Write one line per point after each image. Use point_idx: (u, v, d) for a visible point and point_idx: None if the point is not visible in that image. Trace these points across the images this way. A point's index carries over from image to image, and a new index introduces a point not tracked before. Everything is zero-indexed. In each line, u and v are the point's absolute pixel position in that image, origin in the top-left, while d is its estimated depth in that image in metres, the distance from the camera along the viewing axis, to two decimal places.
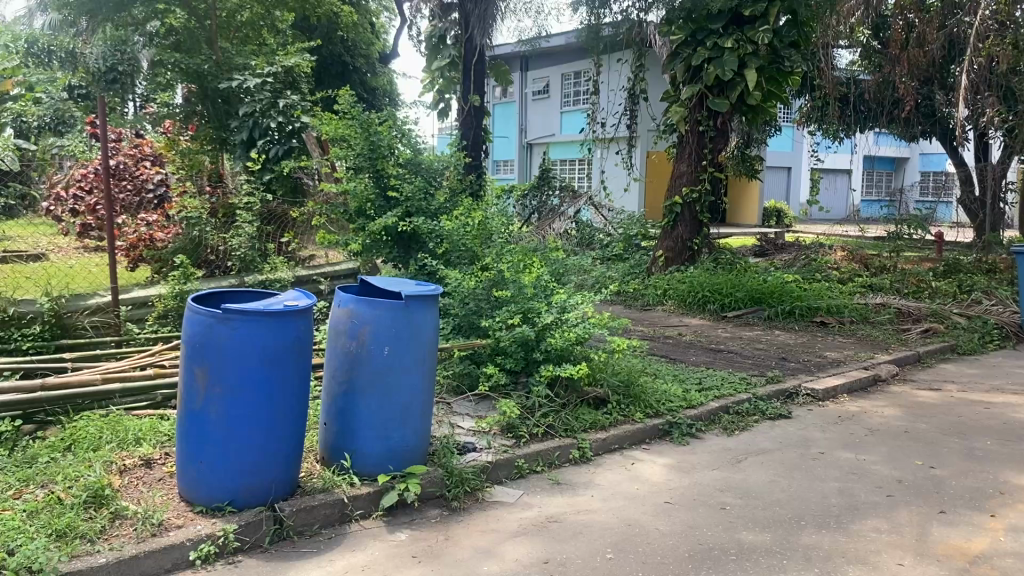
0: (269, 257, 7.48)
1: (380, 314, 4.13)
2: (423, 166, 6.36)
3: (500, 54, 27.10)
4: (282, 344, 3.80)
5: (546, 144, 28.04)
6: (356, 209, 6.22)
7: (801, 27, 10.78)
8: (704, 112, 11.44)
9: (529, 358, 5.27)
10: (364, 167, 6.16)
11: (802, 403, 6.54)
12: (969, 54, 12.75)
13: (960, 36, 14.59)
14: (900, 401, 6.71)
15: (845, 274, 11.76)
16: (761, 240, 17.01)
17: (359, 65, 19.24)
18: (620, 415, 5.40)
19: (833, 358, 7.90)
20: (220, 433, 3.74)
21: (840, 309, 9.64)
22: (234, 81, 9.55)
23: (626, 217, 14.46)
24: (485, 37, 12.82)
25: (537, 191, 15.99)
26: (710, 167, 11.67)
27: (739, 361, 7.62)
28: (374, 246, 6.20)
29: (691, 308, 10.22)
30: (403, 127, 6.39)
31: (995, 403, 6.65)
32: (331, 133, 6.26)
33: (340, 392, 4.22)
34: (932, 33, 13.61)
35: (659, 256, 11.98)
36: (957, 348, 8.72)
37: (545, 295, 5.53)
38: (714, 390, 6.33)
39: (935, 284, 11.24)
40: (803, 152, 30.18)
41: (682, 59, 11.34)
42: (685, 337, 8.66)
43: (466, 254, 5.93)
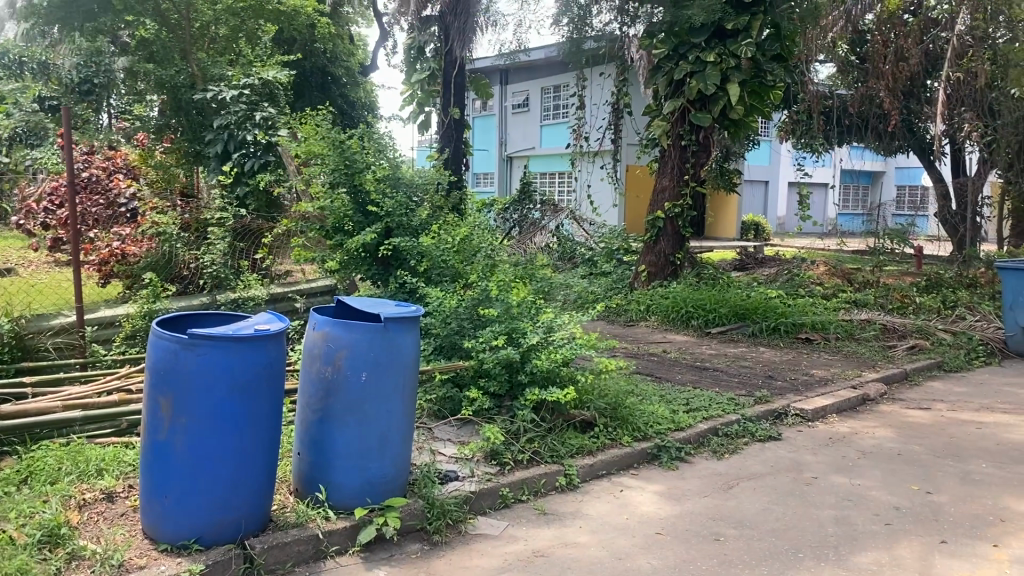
0: (243, 274, 7.23)
1: (357, 338, 3.91)
2: (403, 181, 6.15)
3: (480, 67, 27.01)
4: (252, 371, 3.58)
5: (525, 157, 27.93)
6: (333, 224, 5.99)
7: (783, 40, 10.71)
8: (686, 126, 11.35)
9: (515, 380, 5.06)
10: (341, 182, 5.93)
11: (791, 424, 6.38)
12: (948, 69, 12.74)
13: (938, 51, 14.59)
14: (890, 421, 6.58)
15: (828, 289, 11.67)
16: (742, 254, 16.93)
17: (338, 77, 19.06)
18: (607, 439, 5.21)
19: (820, 376, 7.77)
20: (186, 466, 3.51)
21: (825, 325, 9.52)
22: (209, 93, 9.30)
23: (608, 231, 14.32)
24: (465, 50, 12.68)
25: (518, 205, 15.84)
26: (693, 181, 11.53)
27: (726, 380, 7.45)
28: (352, 263, 5.98)
29: (676, 324, 10.07)
30: (381, 140, 6.18)
31: (986, 422, 6.55)
32: (307, 146, 6.03)
33: (314, 420, 4.01)
34: (912, 48, 13.59)
35: (642, 271, 11.79)
36: (943, 365, 8.64)
37: (531, 315, 5.32)
38: (702, 411, 6.16)
39: (919, 300, 11.17)
40: (781, 166, 30.29)
41: (664, 73, 11.23)
42: (670, 354, 8.50)
43: (448, 272, 5.70)
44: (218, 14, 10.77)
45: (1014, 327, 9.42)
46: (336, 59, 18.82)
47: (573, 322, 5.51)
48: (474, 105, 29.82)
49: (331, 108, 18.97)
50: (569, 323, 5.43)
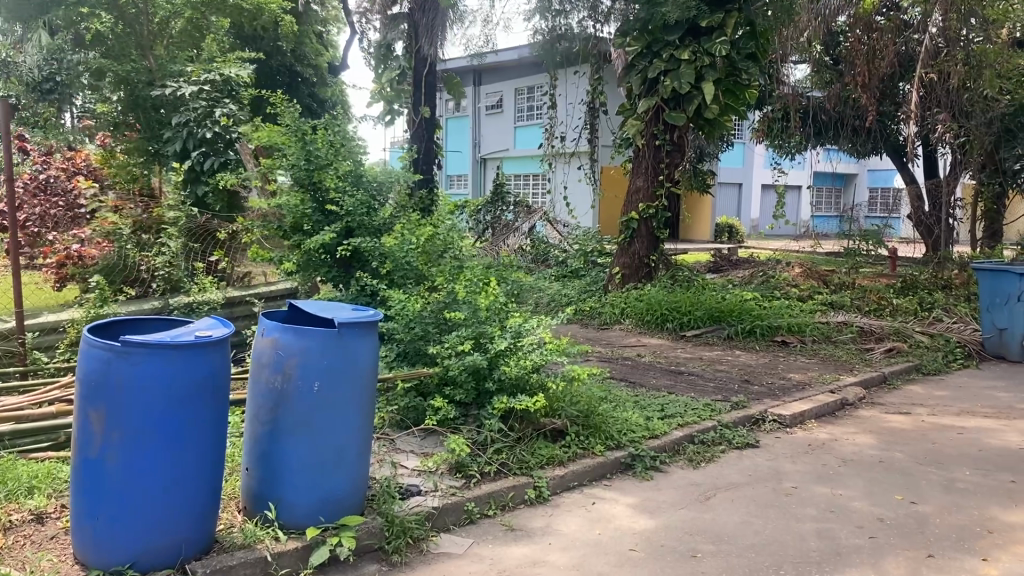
0: (198, 277, 6.94)
1: (309, 345, 3.65)
2: (367, 178, 5.86)
3: (453, 68, 26.75)
4: (192, 382, 3.30)
5: (499, 159, 27.70)
6: (291, 223, 5.69)
7: (758, 39, 10.58)
8: (660, 125, 11.14)
9: (482, 389, 4.80)
10: (300, 180, 5.64)
11: (768, 430, 6.18)
12: (921, 70, 12.66)
13: (911, 52, 14.53)
14: (870, 427, 6.40)
15: (804, 291, 11.52)
16: (716, 256, 16.78)
17: (307, 76, 18.73)
18: (579, 448, 4.96)
19: (797, 380, 7.57)
20: (119, 486, 3.22)
21: (801, 327, 9.35)
22: (168, 90, 8.98)
23: (581, 233, 14.10)
24: (434, 48, 12.42)
25: (491, 206, 15.61)
26: (668, 182, 11.32)
27: (701, 385, 7.23)
28: (310, 264, 5.70)
29: (650, 327, 9.86)
30: (342, 135, 5.89)
31: (968, 428, 6.39)
32: (262, 141, 5.72)
33: (263, 432, 3.73)
34: (886, 48, 13.48)
35: (616, 273, 11.56)
36: (922, 368, 8.50)
37: (500, 320, 5.06)
38: (677, 417, 5.93)
39: (896, 301, 11.04)
40: (755, 168, 30.26)
41: (638, 72, 11.03)
42: (644, 358, 8.28)
43: (411, 274, 5.42)
44: (177, 9, 10.44)
45: (991, 329, 9.33)
46: (304, 57, 18.56)
47: (545, 327, 5.27)
48: (448, 105, 29.52)
49: (300, 107, 18.64)
50: (540, 328, 5.19)
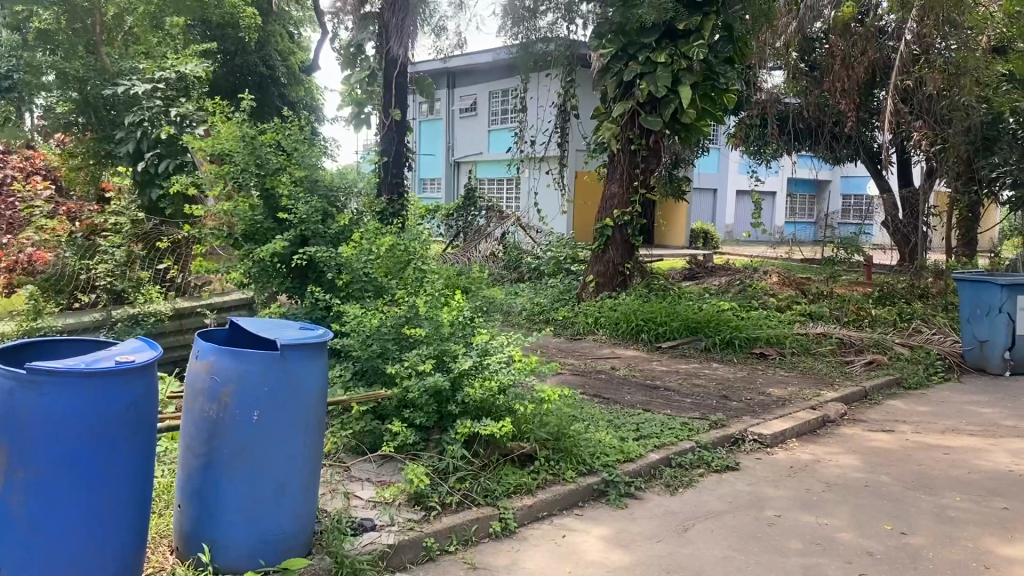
0: (144, 287, 6.66)
1: (248, 369, 3.29)
2: (323, 183, 5.50)
3: (426, 70, 26.41)
4: (110, 414, 2.92)
5: (472, 162, 27.39)
6: (243, 231, 5.34)
7: (736, 43, 10.34)
8: (636, 130, 10.84)
9: (445, 412, 4.46)
10: (251, 186, 5.31)
11: (748, 451, 5.88)
12: (896, 77, 12.51)
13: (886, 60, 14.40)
14: (853, 447, 6.13)
15: (782, 301, 11.27)
16: (691, 263, 16.54)
17: (276, 75, 18.35)
18: (549, 474, 4.63)
19: (777, 396, 7.29)
20: (24, 531, 2.83)
21: (780, 339, 9.09)
22: (120, 87, 8.64)
23: (555, 239, 13.80)
24: (404, 49, 12.10)
25: (462, 211, 15.35)
26: (643, 188, 11.02)
27: (678, 402, 6.93)
28: (263, 276, 5.34)
29: (625, 338, 9.55)
30: (296, 138, 5.55)
31: (954, 447, 6.14)
32: (207, 144, 5.37)
33: (198, 466, 3.36)
34: (862, 55, 13.31)
35: (590, 281, 11.20)
36: (903, 382, 8.26)
37: (465, 337, 4.74)
38: (653, 438, 5.62)
39: (875, 312, 10.82)
40: (729, 174, 30.15)
41: (613, 74, 10.75)
42: (618, 372, 7.97)
43: (370, 288, 5.08)
44: None
45: (971, 342, 9.14)
46: (271, 57, 18.18)
47: (512, 344, 4.96)
48: (420, 108, 29.10)
49: (268, 108, 18.22)
50: (508, 346, 4.88)
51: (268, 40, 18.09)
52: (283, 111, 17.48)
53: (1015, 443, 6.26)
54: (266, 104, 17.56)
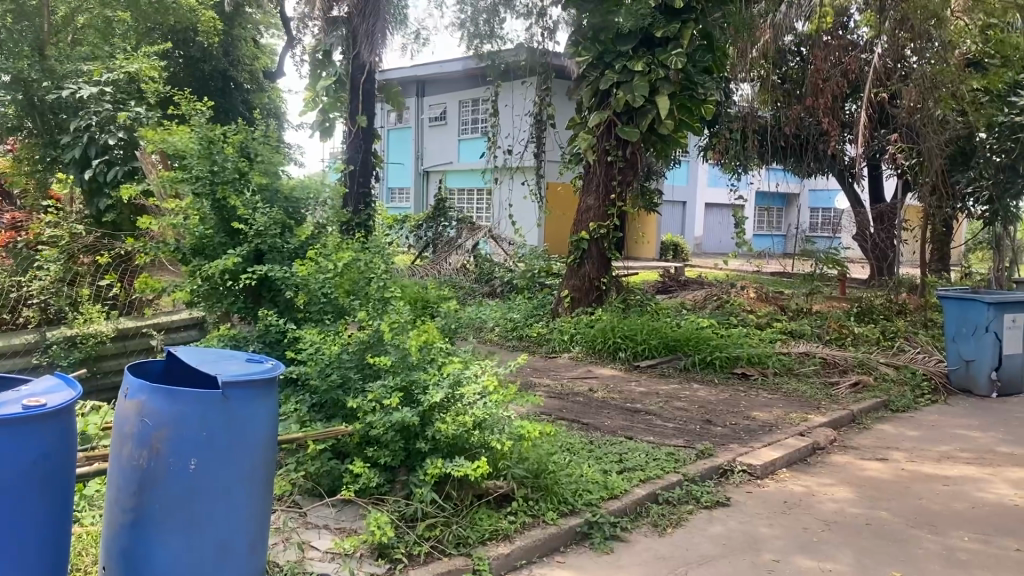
0: (81, 306, 6.16)
1: (185, 411, 2.84)
2: (282, 191, 5.02)
3: (395, 78, 26.00)
4: (13, 469, 2.45)
5: (442, 172, 26.97)
6: (192, 245, 4.85)
7: (714, 52, 10.06)
8: (613, 140, 10.48)
9: (412, 449, 4.03)
10: (201, 194, 4.81)
11: (737, 482, 5.50)
12: (868, 91, 12.31)
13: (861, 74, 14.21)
14: (847, 477, 5.76)
15: (761, 317, 10.96)
16: (664, 275, 16.23)
17: (241, 81, 17.86)
18: (528, 516, 4.20)
19: (763, 420, 6.91)
20: None
21: (761, 359, 8.75)
22: (66, 90, 8.15)
23: (528, 252, 13.41)
24: (373, 54, 11.67)
25: (432, 222, 15.09)
26: (620, 201, 10.64)
27: (660, 427, 6.55)
28: (214, 295, 4.86)
29: (602, 357, 9.17)
30: (254, 141, 5.08)
31: (953, 477, 5.79)
32: (156, 145, 4.85)
33: (125, 522, 2.88)
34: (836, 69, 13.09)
35: (564, 296, 10.76)
36: (890, 405, 7.96)
37: (435, 365, 4.32)
38: (637, 471, 5.21)
39: (857, 330, 10.54)
40: (700, 186, 30.01)
41: (589, 83, 10.43)
42: (597, 394, 7.57)
43: (330, 309, 4.64)
44: None
45: (957, 362, 8.88)
46: (237, 62, 17.79)
47: (485, 371, 4.56)
48: (389, 117, 28.68)
49: (233, 114, 17.80)
50: (481, 375, 4.48)
51: (233, 45, 17.68)
52: (249, 118, 17.09)
53: (1016, 472, 5.93)
54: (232, 111, 17.10)
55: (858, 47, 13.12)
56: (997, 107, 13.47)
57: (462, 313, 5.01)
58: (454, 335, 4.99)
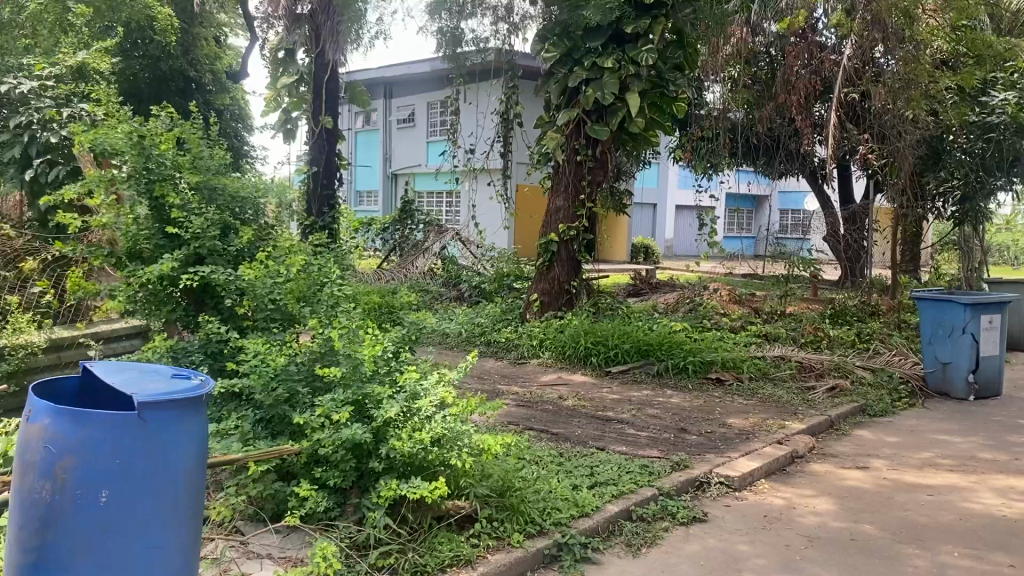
0: (12, 314, 5.74)
1: (94, 436, 2.49)
2: (223, 190, 4.68)
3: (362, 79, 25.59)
4: None
5: (410, 175, 26.59)
6: (127, 248, 4.49)
7: (685, 48, 9.82)
8: (582, 139, 10.19)
9: (366, 469, 3.72)
10: (134, 192, 4.47)
11: (714, 496, 5.23)
12: (839, 90, 12.12)
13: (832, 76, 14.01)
14: (827, 488, 5.51)
15: (735, 320, 10.72)
16: (636, 278, 16.01)
17: (203, 82, 17.54)
18: (492, 538, 3.88)
19: (739, 428, 6.65)
20: None
21: (736, 363, 8.50)
22: (3, 84, 7.70)
23: (497, 254, 13.10)
24: (335, 52, 11.33)
25: (399, 224, 14.86)
26: (590, 202, 10.35)
27: (633, 436, 6.26)
28: (149, 303, 4.49)
29: (573, 362, 8.87)
30: (193, 137, 4.74)
31: (937, 486, 5.56)
32: (86, 141, 4.50)
33: (26, 564, 2.52)
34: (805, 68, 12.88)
35: (534, 300, 10.43)
36: (867, 410, 7.75)
37: (388, 377, 4.01)
38: (609, 485, 4.92)
39: (832, 332, 10.35)
40: (670, 188, 29.90)
41: (557, 80, 10.12)
42: (567, 402, 7.27)
43: (276, 317, 4.30)
44: None
45: (934, 364, 8.71)
46: (198, 61, 17.36)
47: (444, 383, 4.26)
48: (357, 119, 28.32)
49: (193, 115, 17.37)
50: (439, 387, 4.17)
51: (194, 44, 17.28)
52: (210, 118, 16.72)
53: (1001, 479, 5.71)
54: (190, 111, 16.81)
55: (828, 46, 13.01)
56: (968, 106, 13.39)
57: (419, 320, 4.69)
58: (411, 343, 4.68)
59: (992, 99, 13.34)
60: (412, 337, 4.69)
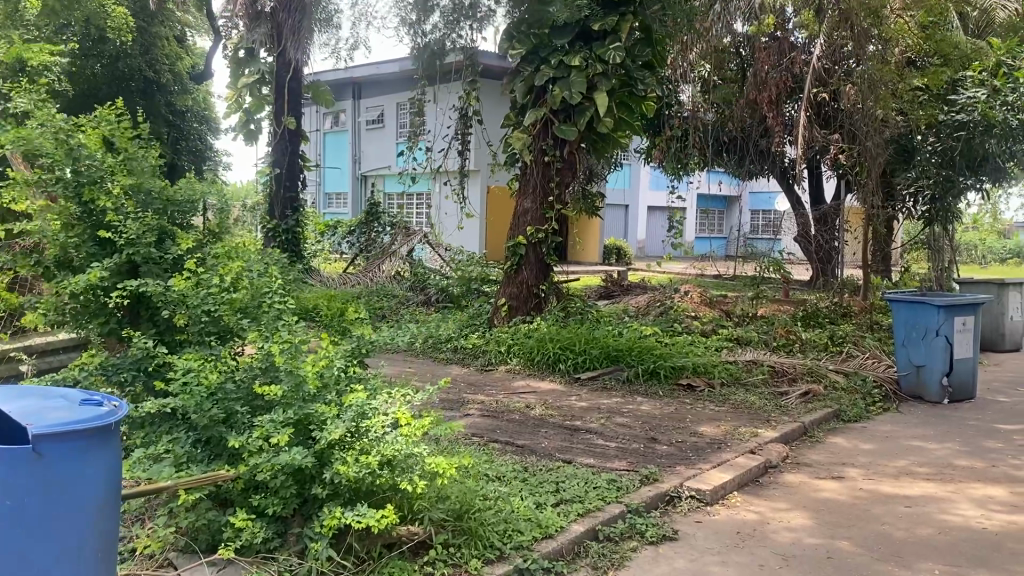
0: None
1: None
2: (159, 194, 4.38)
3: (329, 79, 25.23)
4: None
5: (379, 176, 26.25)
6: (53, 257, 4.19)
7: (654, 46, 9.60)
8: (549, 140, 9.93)
9: (308, 495, 3.46)
10: (61, 196, 4.15)
11: (684, 511, 5.00)
12: (807, 91, 11.97)
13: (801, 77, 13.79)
14: (802, 501, 5.29)
15: (706, 324, 10.53)
16: (606, 280, 15.81)
17: (164, 82, 17.50)
18: (448, 566, 3.61)
19: (711, 437, 6.42)
20: None
21: (707, 368, 8.28)
22: None
23: (465, 257, 12.83)
24: None
25: (365, 226, 14.73)
26: (558, 204, 10.10)
27: (601, 448, 6.01)
28: (78, 316, 4.17)
29: (541, 369, 8.62)
30: (125, 137, 4.44)
31: (915, 497, 5.37)
32: (8, 139, 4.17)
33: None
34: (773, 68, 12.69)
35: (501, 305, 10.13)
36: (841, 415, 7.59)
37: (333, 396, 3.75)
38: (574, 503, 4.67)
39: (804, 335, 10.20)
40: (642, 189, 29.79)
41: (523, 79, 9.88)
42: (534, 412, 7.02)
43: (212, 330, 4.02)
44: None
45: (908, 366, 8.58)
46: (157, 61, 17.19)
47: (395, 400, 4.02)
48: (325, 120, 28.05)
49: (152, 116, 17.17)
50: (390, 405, 3.92)
51: (152, 43, 17.06)
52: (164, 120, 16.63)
53: (979, 489, 5.54)
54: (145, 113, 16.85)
55: (797, 46, 12.89)
56: (936, 106, 13.34)
57: (368, 333, 4.44)
58: (360, 356, 4.42)
59: (961, 97, 13.20)
60: (361, 351, 4.44)
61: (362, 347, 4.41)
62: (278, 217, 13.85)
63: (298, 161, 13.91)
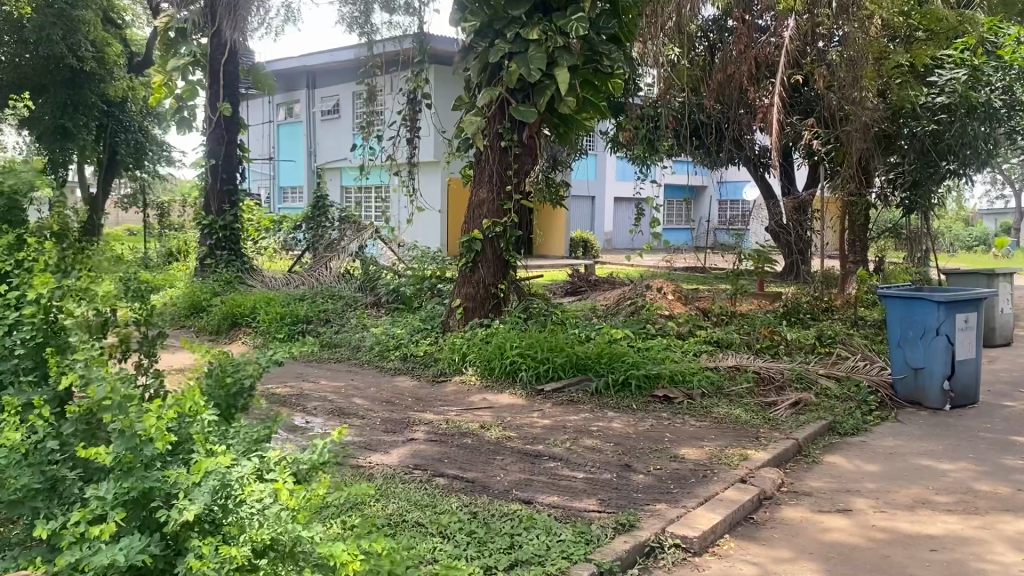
0: None
1: None
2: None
3: (279, 68, 24.02)
4: None
5: (335, 169, 25.08)
6: None
7: (621, 17, 8.64)
8: (506, 122, 8.95)
9: None
10: None
11: (667, 566, 4.08)
12: (779, 73, 10.91)
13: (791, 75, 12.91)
14: (808, 546, 4.39)
15: (682, 324, 9.63)
16: (572, 275, 14.89)
17: (91, 68, 16.56)
18: None
19: (694, 462, 5.52)
20: None
21: (685, 377, 7.38)
22: None
23: (420, 253, 11.84)
24: None
25: (312, 223, 13.63)
26: (517, 193, 9.09)
27: (567, 481, 5.08)
28: None
29: (499, 380, 7.65)
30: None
31: (940, 537, 4.51)
32: None
33: None
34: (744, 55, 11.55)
35: (456, 307, 9.12)
36: (835, 428, 6.74)
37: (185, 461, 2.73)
38: (530, 567, 3.72)
39: (789, 335, 9.33)
40: (608, 180, 28.96)
41: (477, 55, 8.84)
42: (492, 433, 6.07)
43: (30, 367, 3.11)
44: None
45: (904, 369, 7.74)
46: (81, 47, 16.17)
47: (277, 461, 3.00)
48: (279, 112, 26.80)
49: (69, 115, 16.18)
50: (269, 468, 2.91)
51: (76, 28, 15.91)
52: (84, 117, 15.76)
53: (1012, 524, 4.69)
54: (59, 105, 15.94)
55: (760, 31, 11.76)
56: (918, 87, 12.48)
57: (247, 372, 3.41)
58: (235, 402, 3.41)
59: (940, 77, 12.52)
60: (238, 394, 3.42)
61: (227, 381, 3.42)
62: (215, 213, 12.75)
63: (235, 151, 12.93)
